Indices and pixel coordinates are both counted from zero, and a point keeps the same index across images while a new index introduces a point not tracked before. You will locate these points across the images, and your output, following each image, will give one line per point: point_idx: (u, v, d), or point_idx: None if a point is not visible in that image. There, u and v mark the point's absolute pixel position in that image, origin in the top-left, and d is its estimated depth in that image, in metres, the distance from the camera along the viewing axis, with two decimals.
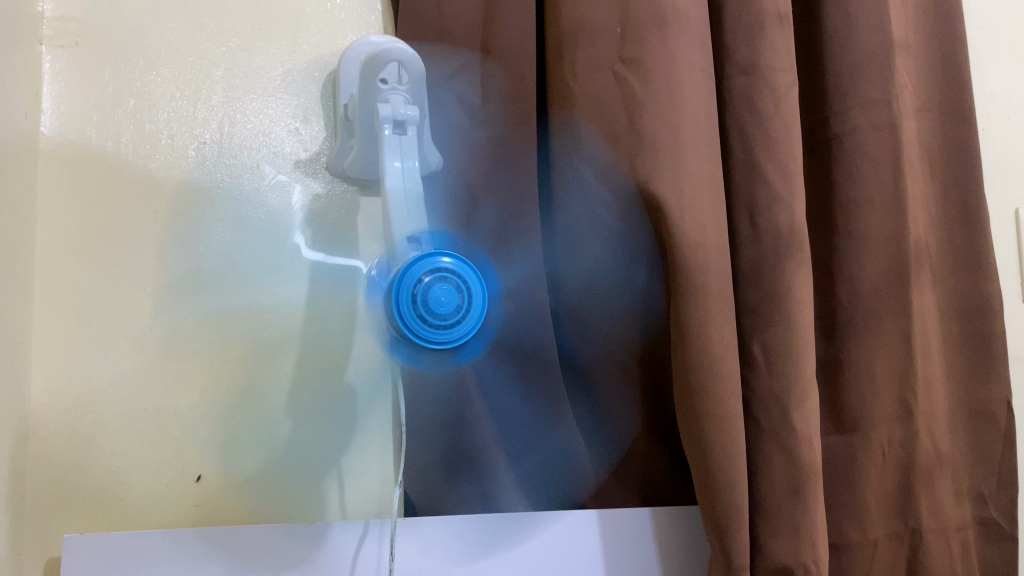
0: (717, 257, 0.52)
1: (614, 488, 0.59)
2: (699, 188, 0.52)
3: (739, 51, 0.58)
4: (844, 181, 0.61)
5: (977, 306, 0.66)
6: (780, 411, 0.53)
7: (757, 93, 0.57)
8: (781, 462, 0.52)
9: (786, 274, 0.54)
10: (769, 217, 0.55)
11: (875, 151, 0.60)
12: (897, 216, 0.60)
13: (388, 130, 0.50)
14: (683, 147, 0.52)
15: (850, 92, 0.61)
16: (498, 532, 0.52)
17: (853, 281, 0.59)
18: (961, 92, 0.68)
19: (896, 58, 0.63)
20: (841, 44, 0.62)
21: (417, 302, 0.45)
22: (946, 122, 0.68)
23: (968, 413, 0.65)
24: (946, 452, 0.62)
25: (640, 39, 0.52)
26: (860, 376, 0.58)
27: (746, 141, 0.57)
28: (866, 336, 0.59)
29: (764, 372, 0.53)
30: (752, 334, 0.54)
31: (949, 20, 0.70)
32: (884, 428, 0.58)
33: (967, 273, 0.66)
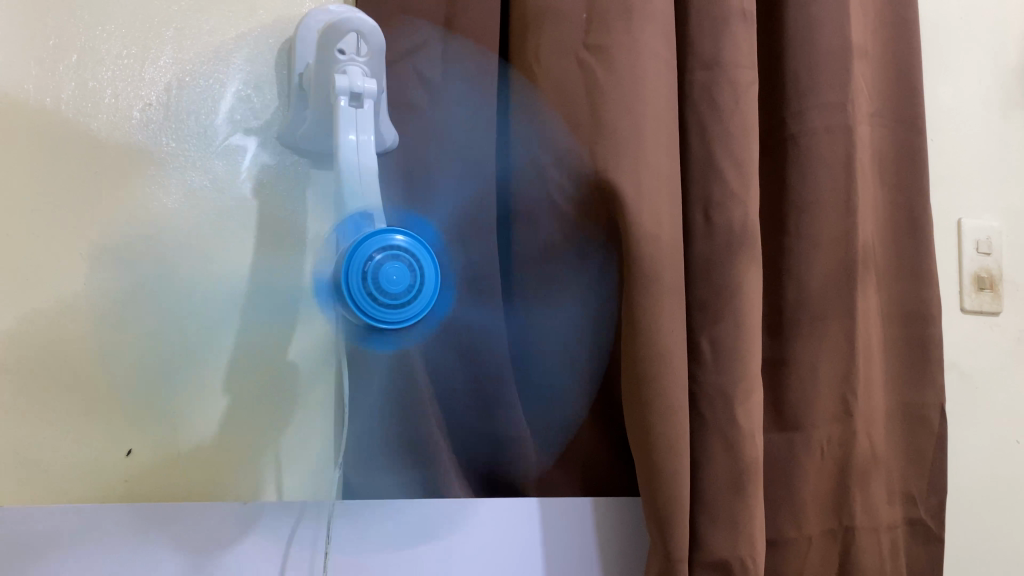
0: (670, 251, 0.52)
1: (558, 477, 0.58)
2: (655, 180, 0.52)
3: (703, 45, 0.57)
4: (797, 182, 0.61)
5: (917, 312, 0.66)
6: (725, 406, 0.53)
7: (718, 87, 0.57)
8: (724, 456, 0.52)
9: (736, 271, 0.54)
10: (723, 213, 0.55)
11: (830, 154, 0.61)
12: (847, 219, 0.60)
13: (343, 101, 0.49)
14: (642, 139, 0.52)
15: (809, 93, 0.62)
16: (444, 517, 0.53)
17: (802, 281, 0.60)
18: (913, 97, 0.68)
19: (854, 65, 0.63)
20: (804, 44, 0.62)
21: (367, 279, 0.44)
22: (898, 127, 0.68)
23: (903, 415, 0.65)
24: (881, 453, 0.62)
25: (605, 27, 0.52)
26: (803, 375, 0.59)
27: (705, 136, 0.56)
28: (812, 336, 0.59)
29: (711, 366, 0.54)
30: (701, 328, 0.54)
31: (906, 24, 0.70)
32: (824, 428, 0.59)
33: (910, 278, 0.67)
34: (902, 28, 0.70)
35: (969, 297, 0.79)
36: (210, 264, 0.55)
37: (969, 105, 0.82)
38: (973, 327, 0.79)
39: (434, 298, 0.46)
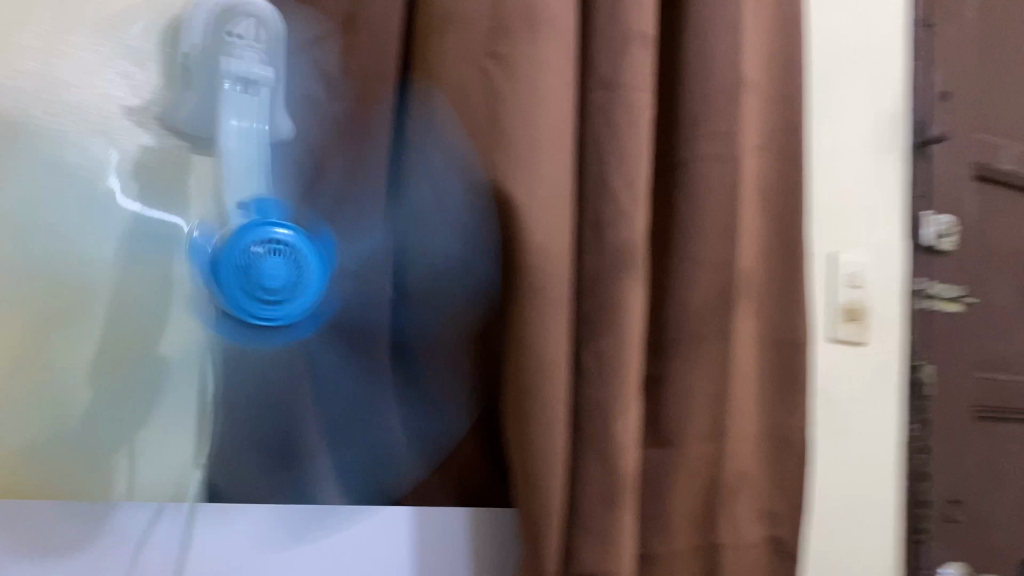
0: (560, 264, 0.52)
1: (433, 489, 0.57)
2: (551, 194, 0.53)
3: (603, 66, 0.59)
4: (684, 205, 0.63)
5: (788, 339, 0.68)
6: (603, 420, 0.53)
7: (615, 108, 0.58)
8: (598, 469, 0.53)
9: (622, 288, 0.55)
10: (613, 231, 0.56)
11: (717, 181, 0.62)
12: (730, 244, 0.62)
13: (234, 88, 0.48)
14: (539, 151, 0.52)
15: (700, 120, 0.63)
16: (327, 515, 0.52)
17: (684, 301, 0.61)
18: (793, 134, 0.70)
19: (745, 97, 0.65)
20: (698, 74, 0.64)
21: (245, 274, 0.43)
22: (781, 160, 0.70)
23: (770, 438, 0.66)
24: (749, 472, 0.64)
25: (508, 38, 0.53)
26: (678, 394, 0.61)
27: (599, 153, 0.57)
28: (689, 356, 0.61)
29: (593, 380, 0.54)
30: (585, 341, 0.55)
31: (793, 56, 0.71)
32: (696, 446, 0.60)
33: (783, 305, 0.68)
34: (790, 60, 0.70)
35: (838, 327, 0.82)
36: (74, 245, 0.52)
37: (847, 146, 0.85)
38: (833, 355, 0.82)
39: (319, 290, 0.45)
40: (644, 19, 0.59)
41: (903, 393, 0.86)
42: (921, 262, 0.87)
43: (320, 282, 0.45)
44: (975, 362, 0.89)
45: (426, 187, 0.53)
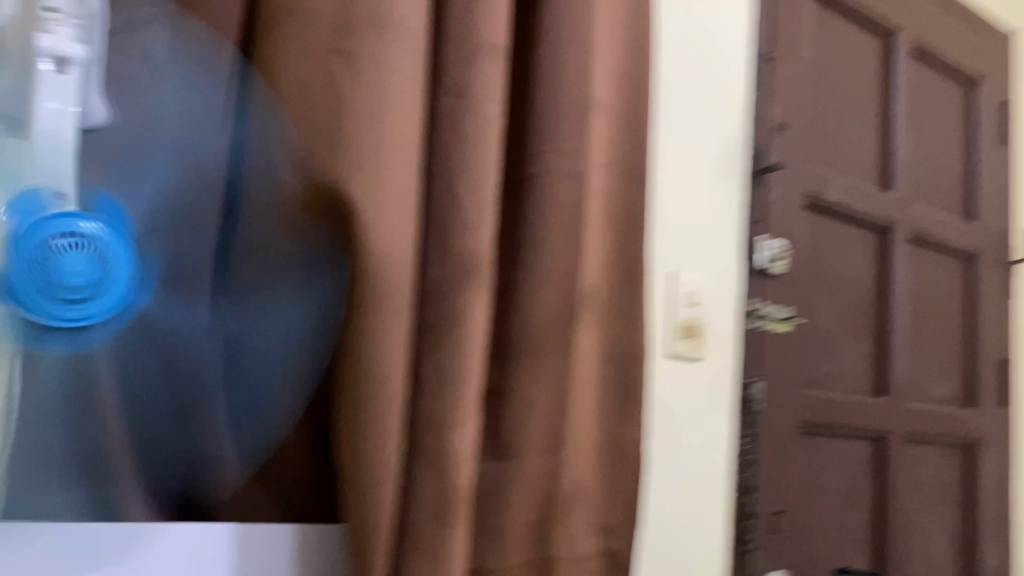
0: (401, 271, 0.50)
1: (254, 501, 0.54)
2: (395, 198, 0.50)
3: (454, 73, 0.57)
4: (532, 219, 0.63)
5: (626, 353, 0.69)
6: (438, 434, 0.52)
7: (465, 116, 0.57)
8: (432, 483, 0.52)
9: (463, 300, 0.54)
10: (458, 241, 0.55)
11: (564, 196, 0.62)
12: (575, 259, 0.62)
13: (43, 65, 0.41)
14: (382, 152, 0.50)
15: (549, 134, 0.63)
16: (138, 529, 0.48)
17: (527, 311, 0.61)
18: (637, 155, 0.72)
19: (593, 117, 0.66)
20: (549, 89, 0.64)
21: (42, 271, 0.40)
22: (626, 179, 0.71)
23: (608, 451, 0.67)
24: (585, 486, 0.64)
25: (354, 35, 0.51)
26: (518, 407, 0.61)
27: (447, 162, 0.56)
28: (531, 370, 0.61)
29: (431, 393, 0.53)
30: (424, 353, 0.54)
31: (641, 79, 0.72)
32: (532, 459, 0.60)
33: (623, 320, 0.69)
34: (638, 84, 0.72)
35: (676, 342, 0.83)
36: None
37: (691, 170, 0.87)
38: (669, 370, 0.83)
39: (128, 281, 0.43)
40: (497, 29, 0.58)
41: (734, 409, 0.89)
42: (756, 283, 0.91)
43: (130, 272, 0.43)
44: (799, 381, 0.94)
45: (263, 193, 0.50)
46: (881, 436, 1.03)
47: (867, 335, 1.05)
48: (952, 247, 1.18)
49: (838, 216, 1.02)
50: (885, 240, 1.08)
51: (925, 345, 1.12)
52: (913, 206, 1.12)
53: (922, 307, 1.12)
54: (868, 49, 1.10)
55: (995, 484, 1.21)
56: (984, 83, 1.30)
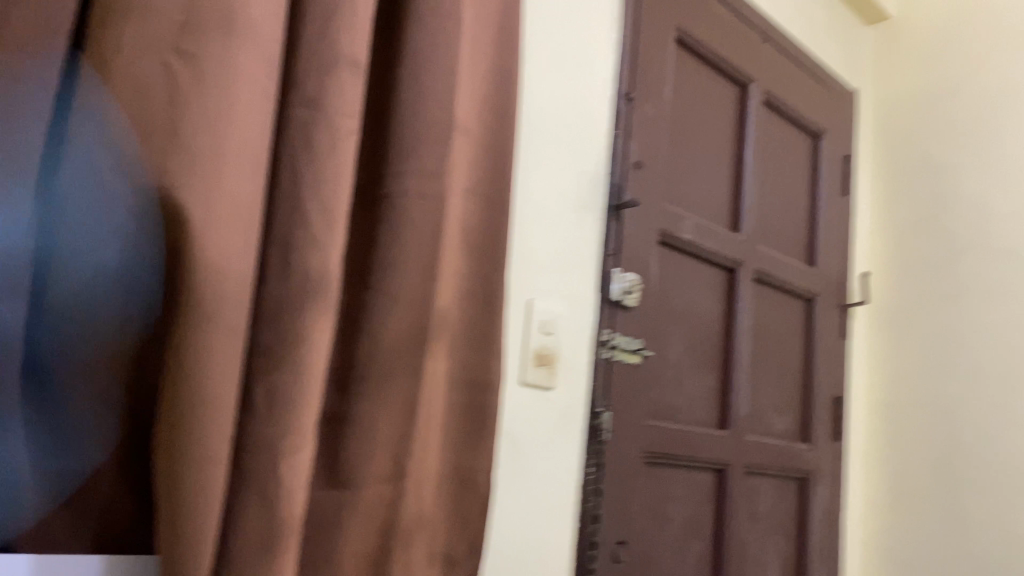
0: (235, 287, 0.48)
1: (59, 530, 0.50)
2: (233, 211, 0.48)
3: (308, 84, 0.55)
4: (386, 240, 0.61)
5: (480, 380, 0.67)
6: (269, 459, 0.50)
7: (316, 127, 0.55)
8: (258, 512, 0.49)
9: (304, 320, 0.52)
10: (301, 257, 0.53)
11: (420, 217, 0.61)
12: (428, 282, 0.61)
13: None
14: (223, 159, 0.48)
15: (406, 154, 0.62)
16: None
17: (375, 335, 0.59)
18: (502, 178, 0.70)
19: (455, 139, 0.65)
20: (410, 108, 0.63)
21: None
22: (485, 204, 0.70)
23: (453, 479, 0.66)
24: (427, 513, 0.63)
25: (199, 35, 0.48)
26: (360, 434, 0.58)
27: (295, 175, 0.54)
28: (375, 395, 0.59)
29: (262, 416, 0.50)
30: (258, 373, 0.51)
31: (506, 100, 0.71)
32: (372, 487, 0.58)
33: (478, 346, 0.68)
34: (503, 106, 0.71)
35: (528, 370, 0.83)
36: None
37: (552, 200, 0.88)
38: (522, 398, 0.83)
39: None
40: (355, 43, 0.57)
41: (581, 437, 0.89)
42: (608, 314, 0.93)
43: None
44: (646, 411, 0.96)
45: (86, 193, 0.46)
46: (722, 467, 1.07)
47: (713, 369, 1.09)
48: (792, 289, 1.25)
49: (689, 253, 1.06)
50: (731, 278, 1.13)
51: (766, 380, 1.18)
52: (757, 247, 1.18)
53: (764, 343, 1.18)
54: (722, 96, 1.16)
55: (824, 514, 1.28)
56: (827, 136, 1.40)
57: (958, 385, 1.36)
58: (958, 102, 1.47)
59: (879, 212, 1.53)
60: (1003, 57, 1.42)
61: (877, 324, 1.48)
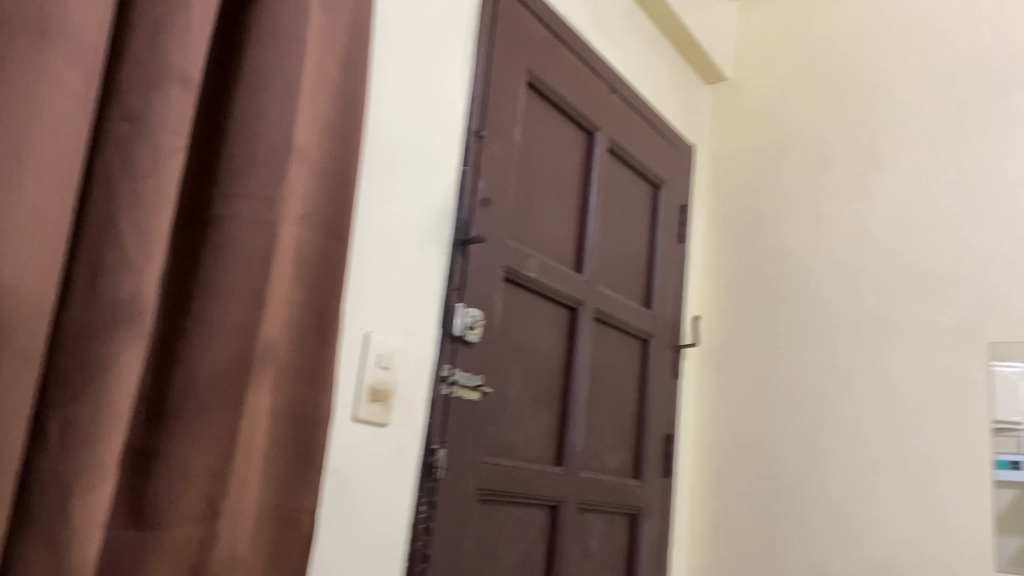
0: (31, 312, 0.44)
1: None
2: (32, 230, 0.44)
3: (131, 97, 0.52)
4: (211, 266, 0.58)
5: (308, 417, 0.65)
6: (62, 499, 0.46)
7: (137, 144, 0.51)
8: (45, 558, 0.45)
9: (111, 348, 0.48)
10: (112, 281, 0.49)
11: (249, 244, 0.59)
12: (254, 312, 0.58)
13: None
14: (23, 173, 0.44)
15: (238, 180, 0.60)
16: None
17: (192, 366, 0.56)
18: (343, 209, 0.69)
19: (293, 165, 0.63)
20: (247, 132, 0.61)
21: None
22: (324, 234, 0.67)
23: (274, 520, 0.62)
24: (243, 556, 0.60)
25: (5, 34, 0.44)
26: (170, 471, 0.55)
27: (109, 192, 0.50)
28: (189, 429, 0.55)
29: (55, 451, 0.46)
30: (54, 405, 0.47)
31: (350, 129, 0.70)
32: (181, 529, 0.55)
33: (307, 381, 0.66)
34: (347, 135, 0.70)
35: (362, 406, 0.81)
36: None
37: (396, 233, 0.87)
38: (354, 435, 0.80)
39: None
40: (187, 58, 0.54)
41: (415, 475, 0.87)
42: (448, 350, 0.92)
43: None
44: (483, 448, 0.96)
45: None
46: (556, 504, 1.08)
47: (551, 406, 1.10)
48: (630, 329, 1.30)
49: (532, 291, 1.07)
50: (573, 317, 1.16)
51: (601, 418, 1.21)
52: (598, 288, 1.21)
53: (601, 382, 1.21)
54: (570, 140, 1.20)
55: (653, 549, 1.32)
56: (666, 186, 1.47)
57: (777, 425, 1.45)
58: (783, 163, 1.59)
59: (711, 259, 1.62)
60: (822, 124, 1.56)
61: (706, 366, 1.56)
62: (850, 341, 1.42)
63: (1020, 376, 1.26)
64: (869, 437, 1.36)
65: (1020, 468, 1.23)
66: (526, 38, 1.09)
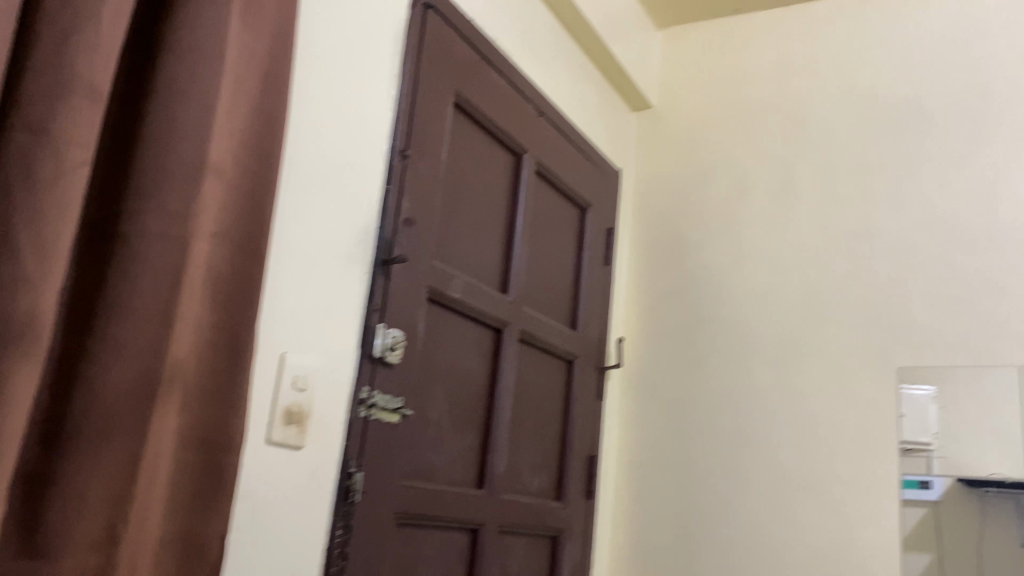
0: None
1: None
2: None
3: (34, 106, 0.50)
4: (118, 282, 0.56)
5: (218, 439, 0.63)
6: None
7: (39, 156, 0.49)
8: None
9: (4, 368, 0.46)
10: (7, 298, 0.47)
11: (158, 261, 0.57)
12: (162, 331, 0.56)
13: None
14: None
15: (149, 195, 0.58)
16: None
17: (93, 387, 0.54)
18: (261, 227, 0.67)
19: (209, 181, 0.61)
20: (161, 146, 0.60)
21: None
22: (239, 252, 0.66)
23: (179, 547, 0.60)
24: None
25: None
26: (68, 496, 0.53)
27: (7, 204, 0.48)
28: (90, 453, 0.53)
29: None
30: None
31: (269, 143, 0.69)
32: (76, 557, 0.52)
33: (219, 402, 0.63)
34: (266, 152, 0.69)
35: (276, 429, 0.79)
36: None
37: (315, 252, 0.86)
38: (267, 458, 0.78)
39: None
40: (95, 69, 0.52)
41: (331, 499, 0.86)
42: (367, 371, 0.91)
43: None
44: (401, 471, 0.95)
45: None
46: (477, 527, 1.08)
47: (474, 428, 1.10)
48: (555, 350, 1.30)
49: (455, 312, 1.07)
50: (497, 338, 1.16)
51: (524, 439, 1.21)
52: (524, 309, 1.22)
53: (524, 403, 1.22)
54: (497, 161, 1.20)
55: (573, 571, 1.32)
56: (592, 210, 1.48)
57: (697, 446, 1.47)
58: (705, 189, 1.63)
59: (636, 281, 1.64)
60: (743, 153, 1.61)
61: (630, 387, 1.58)
62: (769, 364, 1.46)
63: (930, 399, 1.31)
64: (786, 459, 1.39)
65: (926, 487, 1.28)
66: (454, 59, 1.09)
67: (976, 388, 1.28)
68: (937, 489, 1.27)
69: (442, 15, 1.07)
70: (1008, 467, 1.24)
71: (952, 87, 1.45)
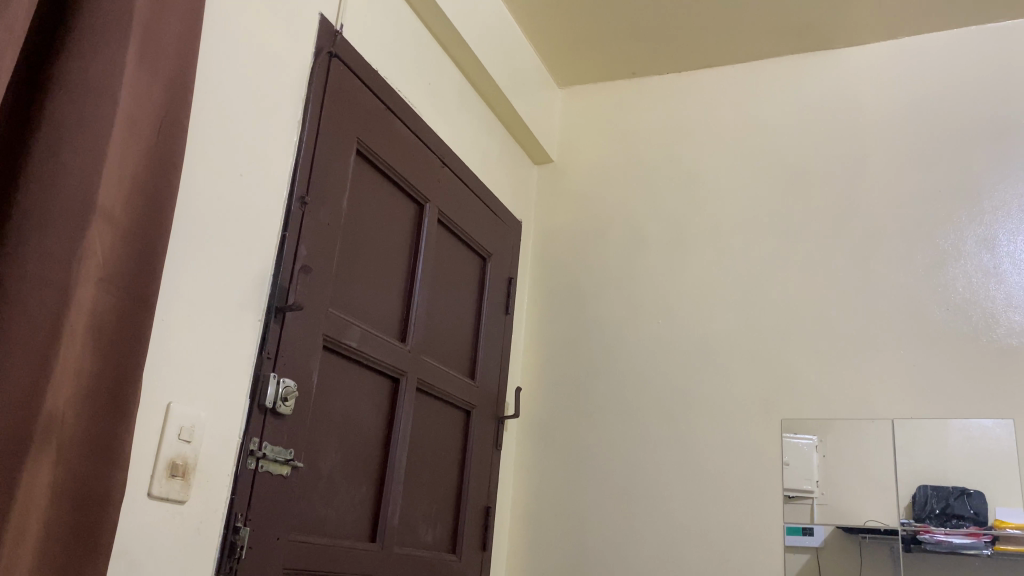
0: None
1: None
2: None
3: None
4: None
5: (95, 496, 0.60)
6: None
7: None
8: None
9: None
10: None
11: (37, 309, 0.56)
12: (38, 381, 0.55)
13: None
14: None
15: (29, 239, 0.57)
16: None
17: None
18: (150, 275, 0.65)
19: (97, 227, 0.60)
20: (42, 187, 0.58)
21: None
22: (128, 300, 0.63)
23: None
24: None
25: None
26: None
27: None
28: None
29: None
30: None
31: (164, 188, 0.68)
32: None
33: (98, 457, 0.60)
34: (159, 197, 0.67)
35: (158, 483, 0.76)
36: None
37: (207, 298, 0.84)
38: (149, 514, 0.75)
39: None
40: None
41: (215, 556, 0.82)
42: (257, 422, 0.88)
43: None
44: (290, 525, 0.92)
45: None
46: None
47: (367, 480, 1.08)
48: (452, 400, 1.30)
49: (351, 360, 1.06)
50: (393, 388, 1.15)
51: (419, 491, 1.19)
52: (422, 359, 1.21)
53: (421, 453, 1.20)
54: (399, 210, 1.20)
55: None
56: (493, 260, 1.50)
57: (591, 496, 1.49)
58: (603, 241, 1.67)
59: (534, 331, 1.66)
60: (639, 208, 1.67)
61: (526, 437, 1.58)
62: (661, 415, 1.49)
63: (812, 448, 1.37)
64: (677, 508, 1.43)
65: (809, 534, 1.33)
66: (357, 108, 1.10)
67: (853, 438, 1.35)
68: (820, 535, 1.32)
69: (346, 64, 1.08)
70: (881, 514, 1.30)
71: (831, 155, 1.55)
